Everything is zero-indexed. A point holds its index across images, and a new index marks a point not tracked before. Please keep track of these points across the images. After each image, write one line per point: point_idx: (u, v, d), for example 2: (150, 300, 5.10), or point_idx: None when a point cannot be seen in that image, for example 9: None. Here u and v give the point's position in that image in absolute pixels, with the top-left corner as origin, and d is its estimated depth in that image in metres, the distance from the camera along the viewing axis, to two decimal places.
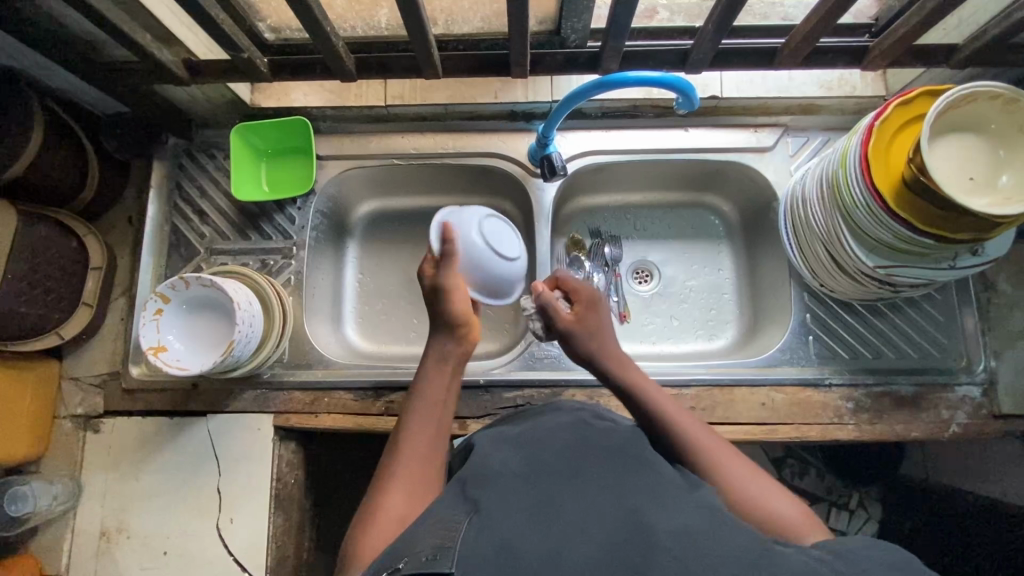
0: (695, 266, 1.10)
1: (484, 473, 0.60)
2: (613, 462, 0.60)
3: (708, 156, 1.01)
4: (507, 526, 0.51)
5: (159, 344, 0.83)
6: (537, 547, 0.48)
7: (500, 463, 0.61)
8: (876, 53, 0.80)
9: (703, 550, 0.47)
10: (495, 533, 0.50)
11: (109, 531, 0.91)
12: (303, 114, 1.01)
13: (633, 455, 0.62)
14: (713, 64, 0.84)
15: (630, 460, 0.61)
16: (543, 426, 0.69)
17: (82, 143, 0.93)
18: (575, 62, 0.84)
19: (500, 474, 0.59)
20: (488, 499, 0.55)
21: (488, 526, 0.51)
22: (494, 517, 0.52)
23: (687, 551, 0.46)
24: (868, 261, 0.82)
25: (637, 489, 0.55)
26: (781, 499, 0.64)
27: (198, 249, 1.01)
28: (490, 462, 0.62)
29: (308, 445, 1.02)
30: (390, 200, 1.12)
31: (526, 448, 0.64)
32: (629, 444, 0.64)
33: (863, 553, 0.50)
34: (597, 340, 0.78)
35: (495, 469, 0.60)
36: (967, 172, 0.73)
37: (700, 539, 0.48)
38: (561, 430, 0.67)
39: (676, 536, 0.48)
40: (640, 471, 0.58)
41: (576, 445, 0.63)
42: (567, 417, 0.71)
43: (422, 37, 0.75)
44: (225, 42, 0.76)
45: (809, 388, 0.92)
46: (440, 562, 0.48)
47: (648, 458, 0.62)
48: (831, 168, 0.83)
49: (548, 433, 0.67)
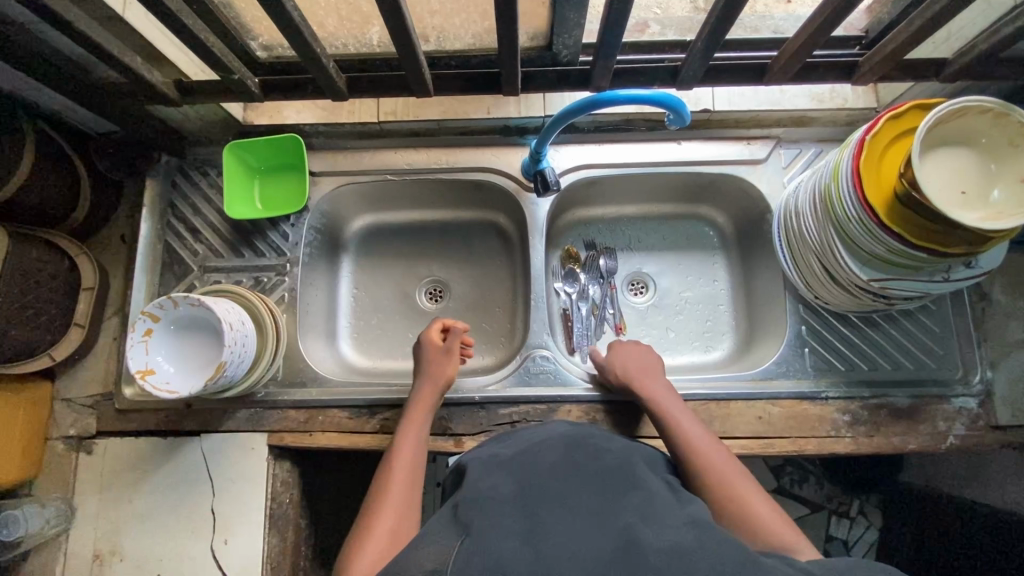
0: (690, 278, 1.10)
1: (476, 495, 0.59)
2: (602, 486, 0.60)
3: (702, 168, 1.01)
4: (499, 545, 0.51)
5: (147, 367, 0.81)
6: (528, 562, 0.49)
7: (492, 484, 0.61)
8: (866, 68, 0.80)
9: (693, 563, 0.47)
10: (484, 552, 0.50)
11: (102, 554, 0.90)
12: (296, 131, 1.01)
13: (622, 478, 0.62)
14: (704, 80, 0.84)
15: (620, 481, 0.61)
16: (534, 447, 0.69)
17: (74, 163, 0.93)
18: (566, 79, 0.85)
19: (490, 496, 0.59)
20: (479, 519, 0.55)
21: (481, 543, 0.51)
22: (484, 536, 0.52)
23: (676, 564, 0.47)
24: (862, 273, 0.82)
25: (627, 511, 0.55)
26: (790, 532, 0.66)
27: (191, 267, 1.00)
28: (481, 485, 0.62)
29: (303, 463, 1.01)
30: (385, 215, 1.12)
31: (515, 471, 0.64)
32: (619, 467, 0.64)
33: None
34: (641, 377, 0.87)
35: (486, 490, 0.60)
36: (958, 186, 0.73)
37: (689, 556, 0.48)
38: (550, 453, 0.67)
39: (664, 552, 0.49)
40: (629, 495, 0.59)
41: (566, 468, 0.63)
42: (559, 436, 0.71)
43: (414, 54, 0.74)
44: (215, 63, 0.76)
45: (806, 401, 0.92)
46: None
47: (636, 481, 0.62)
48: (823, 182, 0.83)
49: (538, 455, 0.67)
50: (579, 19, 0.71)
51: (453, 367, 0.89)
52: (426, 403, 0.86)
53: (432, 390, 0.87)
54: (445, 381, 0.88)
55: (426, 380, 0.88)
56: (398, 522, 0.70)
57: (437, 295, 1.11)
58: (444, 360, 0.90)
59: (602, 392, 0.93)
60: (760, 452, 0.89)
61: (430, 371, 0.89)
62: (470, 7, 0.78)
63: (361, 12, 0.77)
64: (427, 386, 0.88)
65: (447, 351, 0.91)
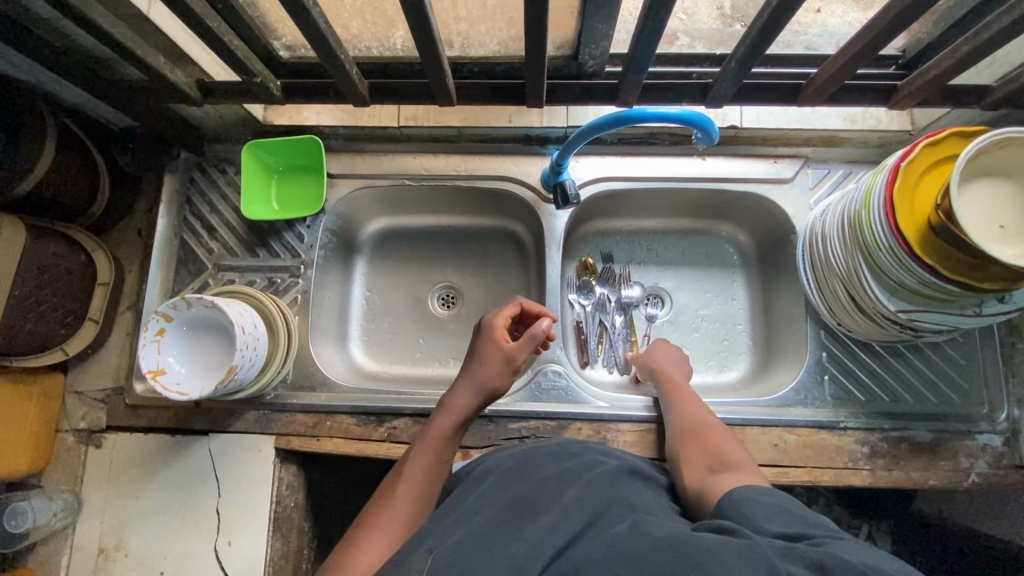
0: (708, 295, 1.07)
1: (464, 511, 0.62)
2: (586, 493, 0.62)
3: (726, 185, 0.98)
4: (471, 556, 0.54)
5: (158, 367, 0.81)
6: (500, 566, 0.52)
7: (476, 496, 0.65)
8: (905, 93, 0.77)
9: (630, 554, 0.50)
10: (466, 566, 0.53)
11: (107, 548, 0.91)
12: (315, 132, 1.01)
13: (609, 489, 0.64)
14: (735, 98, 0.81)
15: (603, 495, 0.62)
16: (524, 460, 0.72)
17: (94, 158, 0.93)
18: (592, 92, 0.83)
19: (473, 513, 0.61)
20: (459, 533, 0.58)
21: (470, 554, 0.54)
22: (461, 551, 0.55)
23: (617, 556, 0.50)
24: (889, 304, 0.79)
25: (607, 522, 0.57)
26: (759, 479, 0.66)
27: (206, 265, 1.00)
28: (473, 496, 0.65)
29: (308, 466, 1.00)
30: (401, 218, 1.11)
31: (510, 480, 0.67)
32: (608, 483, 0.65)
33: (763, 505, 0.57)
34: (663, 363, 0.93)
35: (470, 504, 0.63)
36: (997, 220, 0.70)
37: (627, 546, 0.51)
38: (542, 463, 0.71)
39: (608, 547, 0.51)
40: (610, 505, 0.61)
41: (555, 478, 0.66)
42: (552, 450, 0.74)
43: (437, 64, 0.73)
44: (238, 66, 0.75)
45: (823, 431, 0.89)
46: None
47: (623, 491, 0.64)
48: (853, 207, 0.81)
49: (533, 467, 0.70)
50: (607, 31, 0.69)
51: (502, 378, 0.83)
52: (461, 407, 0.81)
53: (468, 396, 0.82)
54: (488, 387, 0.82)
55: (465, 383, 0.83)
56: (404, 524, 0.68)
57: (450, 301, 1.10)
58: (498, 368, 0.83)
59: (612, 411, 0.92)
60: (774, 480, 0.87)
61: (477, 374, 0.83)
62: (497, 14, 0.76)
63: (386, 16, 0.75)
64: (464, 385, 0.83)
65: (506, 357, 0.83)
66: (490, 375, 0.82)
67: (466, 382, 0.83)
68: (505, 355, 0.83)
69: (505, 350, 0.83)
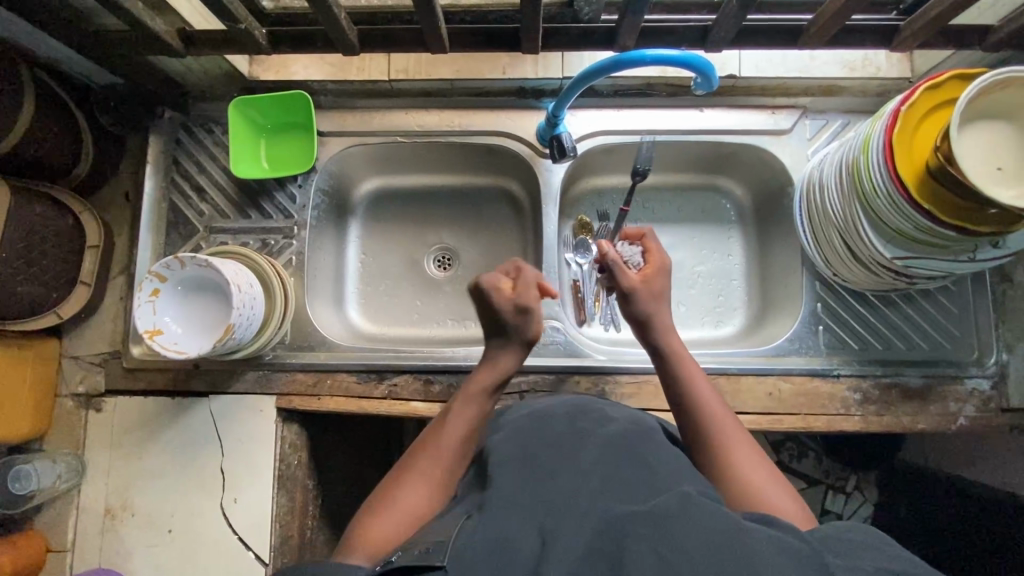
0: (704, 252, 1.07)
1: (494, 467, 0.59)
2: (606, 455, 0.58)
3: (723, 138, 0.97)
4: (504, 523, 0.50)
5: (155, 327, 0.80)
6: (528, 533, 0.49)
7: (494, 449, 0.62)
8: (907, 34, 0.76)
9: (677, 538, 0.45)
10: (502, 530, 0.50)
11: (114, 509, 0.92)
12: (304, 88, 0.98)
13: (627, 446, 0.60)
14: (735, 42, 0.79)
15: (627, 454, 0.59)
16: (540, 414, 0.69)
17: (75, 117, 0.90)
18: (590, 37, 0.80)
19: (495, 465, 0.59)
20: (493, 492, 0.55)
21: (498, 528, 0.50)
22: (496, 516, 0.51)
23: (663, 541, 0.45)
24: (884, 250, 0.80)
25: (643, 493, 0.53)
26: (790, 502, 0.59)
27: (197, 227, 0.98)
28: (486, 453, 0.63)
29: (310, 426, 1.01)
30: (394, 178, 1.09)
31: (522, 435, 0.64)
32: (633, 440, 0.61)
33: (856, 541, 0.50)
34: (652, 295, 0.76)
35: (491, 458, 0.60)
36: (996, 161, 0.70)
37: (672, 525, 0.46)
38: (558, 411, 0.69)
39: (652, 521, 0.47)
40: (632, 467, 0.56)
41: (571, 437, 0.62)
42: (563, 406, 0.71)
43: (430, 9, 0.71)
44: (220, 11, 0.72)
45: (817, 378, 0.91)
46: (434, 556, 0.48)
47: (642, 446, 0.61)
48: (851, 154, 0.80)
49: (546, 421, 0.66)
50: None
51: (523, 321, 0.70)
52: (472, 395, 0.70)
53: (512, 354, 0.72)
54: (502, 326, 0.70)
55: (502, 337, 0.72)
56: (452, 462, 0.65)
57: (446, 263, 1.09)
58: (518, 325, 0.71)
59: (611, 364, 0.93)
60: (769, 427, 0.89)
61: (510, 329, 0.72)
62: None
63: None
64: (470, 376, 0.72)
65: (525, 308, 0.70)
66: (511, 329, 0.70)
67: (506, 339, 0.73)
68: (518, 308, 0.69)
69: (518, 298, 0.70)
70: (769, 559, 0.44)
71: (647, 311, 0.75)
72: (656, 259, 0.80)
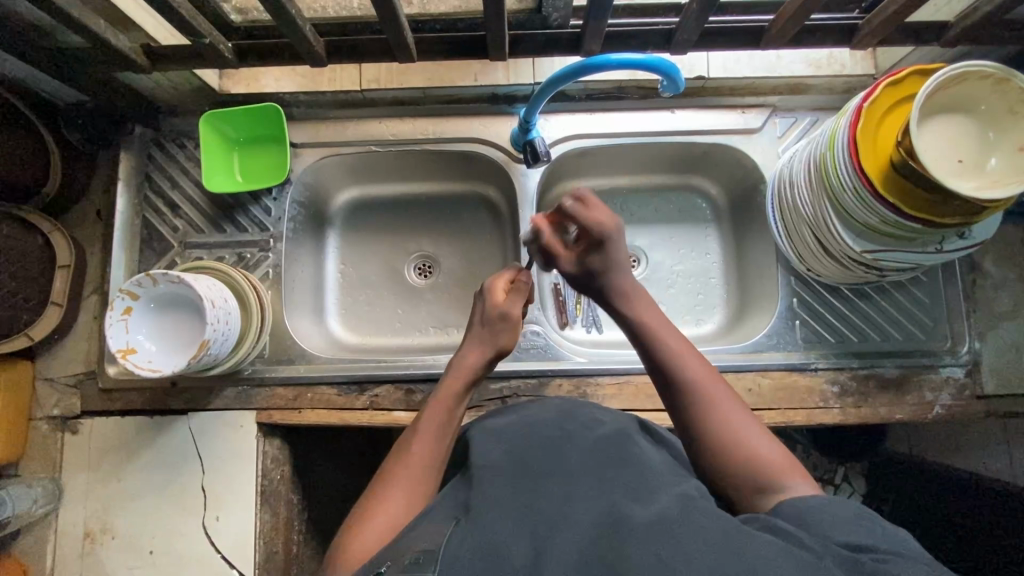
0: (683, 251, 1.08)
1: (480, 468, 0.58)
2: (596, 457, 0.58)
3: (696, 138, 0.99)
4: (499, 529, 0.49)
5: (128, 346, 0.79)
6: (522, 536, 0.49)
7: (484, 452, 0.61)
8: (866, 31, 0.77)
9: (678, 541, 0.46)
10: (489, 534, 0.49)
11: (93, 532, 0.90)
12: (275, 100, 0.97)
13: (616, 448, 0.60)
14: (699, 44, 0.80)
15: (617, 455, 0.59)
16: (530, 417, 0.68)
17: (41, 135, 0.89)
18: (556, 43, 0.81)
19: (482, 467, 0.58)
20: (479, 497, 0.54)
21: (491, 530, 0.49)
22: (484, 518, 0.51)
23: (664, 543, 0.45)
24: (854, 245, 0.81)
25: (640, 493, 0.53)
26: (781, 456, 0.59)
27: (172, 243, 0.97)
28: (472, 455, 0.62)
29: (293, 440, 1.00)
30: (370, 187, 1.09)
31: (509, 438, 0.63)
32: (621, 443, 0.61)
33: (821, 517, 0.50)
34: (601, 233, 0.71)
35: (477, 462, 0.60)
36: (956, 155, 0.72)
37: (677, 530, 0.47)
38: (546, 417, 0.68)
39: (655, 524, 0.47)
40: (620, 468, 0.57)
41: (560, 439, 0.62)
42: (553, 409, 0.70)
43: (394, 19, 0.71)
44: (183, 26, 0.72)
45: (795, 372, 0.92)
46: (425, 565, 0.47)
47: (629, 449, 0.61)
48: (818, 151, 0.81)
49: (532, 425, 0.66)
50: None
51: (508, 335, 0.76)
52: (448, 397, 0.70)
53: (479, 357, 0.74)
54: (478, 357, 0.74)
55: (471, 346, 0.75)
56: (425, 471, 0.64)
57: (427, 270, 1.09)
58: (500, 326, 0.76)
59: (593, 366, 0.93)
60: None
61: (483, 335, 0.76)
62: None
63: None
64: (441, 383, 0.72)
65: (506, 316, 0.76)
66: (500, 339, 0.75)
67: (475, 342, 0.75)
68: (504, 311, 0.76)
69: (505, 306, 0.76)
70: (772, 561, 0.44)
71: (605, 269, 0.72)
72: (603, 218, 0.71)
